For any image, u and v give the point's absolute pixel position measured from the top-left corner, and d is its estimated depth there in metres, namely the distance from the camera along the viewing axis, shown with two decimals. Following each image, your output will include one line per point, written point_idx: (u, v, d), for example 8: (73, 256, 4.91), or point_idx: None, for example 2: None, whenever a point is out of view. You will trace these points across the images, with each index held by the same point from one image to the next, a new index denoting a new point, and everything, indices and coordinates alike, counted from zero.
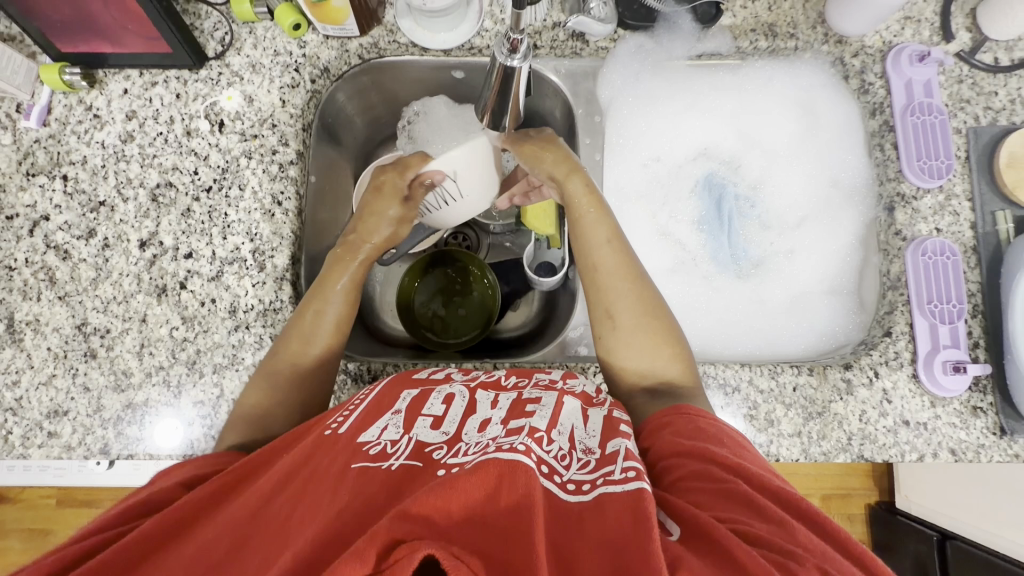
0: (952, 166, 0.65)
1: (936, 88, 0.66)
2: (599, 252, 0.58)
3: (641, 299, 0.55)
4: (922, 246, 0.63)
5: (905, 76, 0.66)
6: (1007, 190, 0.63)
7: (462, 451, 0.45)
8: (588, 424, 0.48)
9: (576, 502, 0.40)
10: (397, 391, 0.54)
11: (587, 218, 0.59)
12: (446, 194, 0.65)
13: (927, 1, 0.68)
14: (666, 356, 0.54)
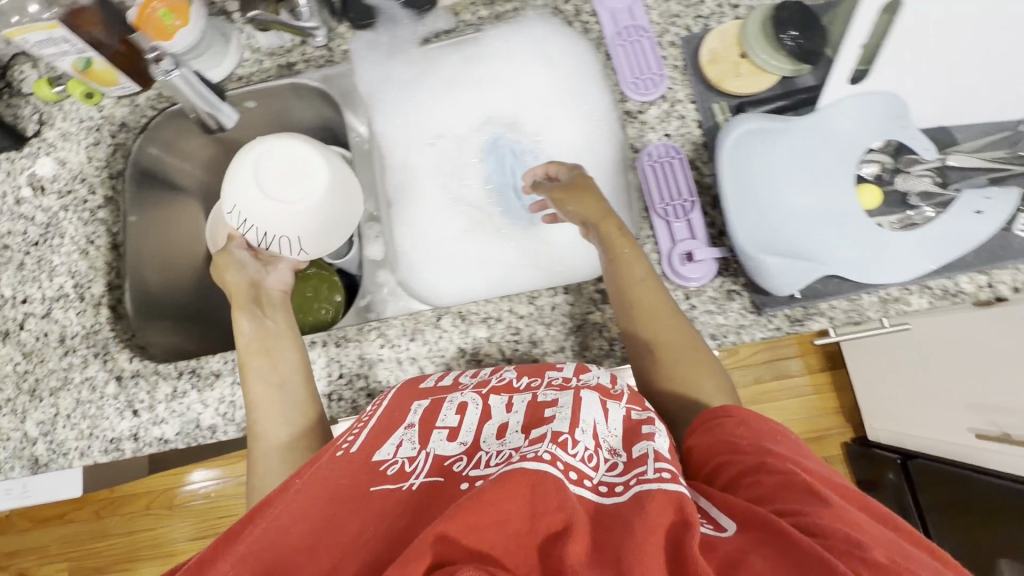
0: (665, 75, 0.70)
1: (639, 11, 0.72)
2: (632, 284, 0.61)
3: (693, 352, 0.59)
4: (648, 152, 0.67)
5: (608, 8, 0.72)
6: (715, 83, 0.67)
7: (483, 461, 0.49)
8: (609, 418, 0.53)
9: (612, 502, 0.45)
10: (407, 403, 0.59)
11: (626, 255, 0.62)
12: (241, 226, 0.71)
13: None
14: (709, 386, 0.58)
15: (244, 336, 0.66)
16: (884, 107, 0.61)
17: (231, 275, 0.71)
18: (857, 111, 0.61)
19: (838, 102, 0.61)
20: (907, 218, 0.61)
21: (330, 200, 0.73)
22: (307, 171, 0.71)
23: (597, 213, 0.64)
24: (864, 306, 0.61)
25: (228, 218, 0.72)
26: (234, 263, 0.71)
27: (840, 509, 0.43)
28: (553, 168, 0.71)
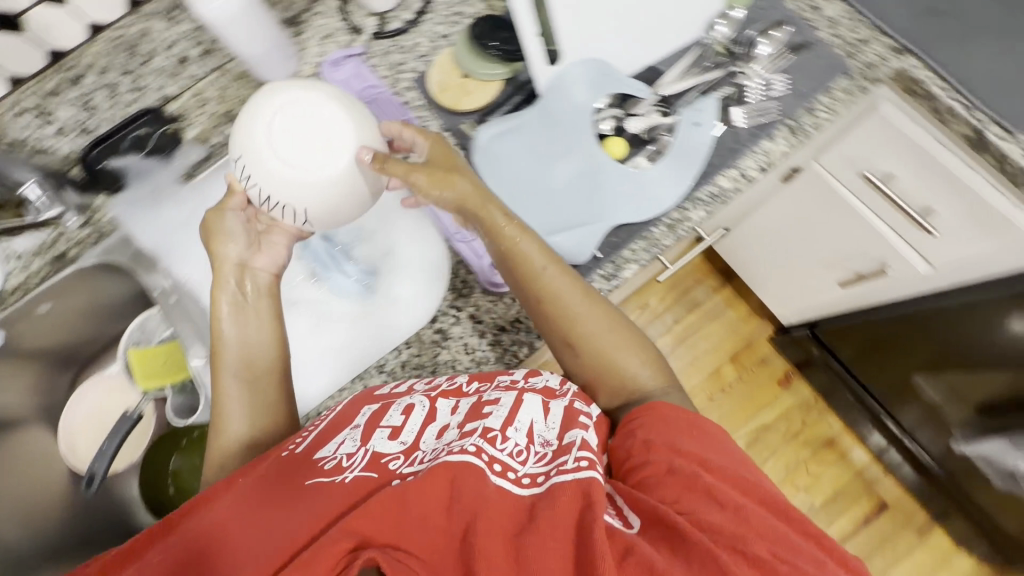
0: (411, 117, 0.72)
1: (367, 72, 0.75)
2: (538, 273, 0.58)
3: (614, 331, 0.60)
4: None
5: (338, 79, 0.74)
6: (452, 108, 0.71)
7: (417, 459, 0.50)
8: (548, 415, 0.52)
9: (529, 494, 0.46)
10: (358, 408, 0.57)
11: (520, 245, 0.58)
12: (245, 181, 0.56)
13: (330, 17, 0.78)
14: (636, 361, 0.60)
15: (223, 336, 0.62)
16: (595, 69, 0.67)
17: (224, 247, 0.62)
18: (579, 80, 0.68)
19: (559, 76, 0.67)
20: (654, 149, 0.67)
21: (349, 177, 0.55)
22: (348, 136, 0.54)
23: (465, 199, 0.58)
24: (657, 238, 0.65)
25: (235, 172, 0.56)
26: (234, 234, 0.62)
27: (738, 511, 0.45)
28: (418, 139, 0.61)
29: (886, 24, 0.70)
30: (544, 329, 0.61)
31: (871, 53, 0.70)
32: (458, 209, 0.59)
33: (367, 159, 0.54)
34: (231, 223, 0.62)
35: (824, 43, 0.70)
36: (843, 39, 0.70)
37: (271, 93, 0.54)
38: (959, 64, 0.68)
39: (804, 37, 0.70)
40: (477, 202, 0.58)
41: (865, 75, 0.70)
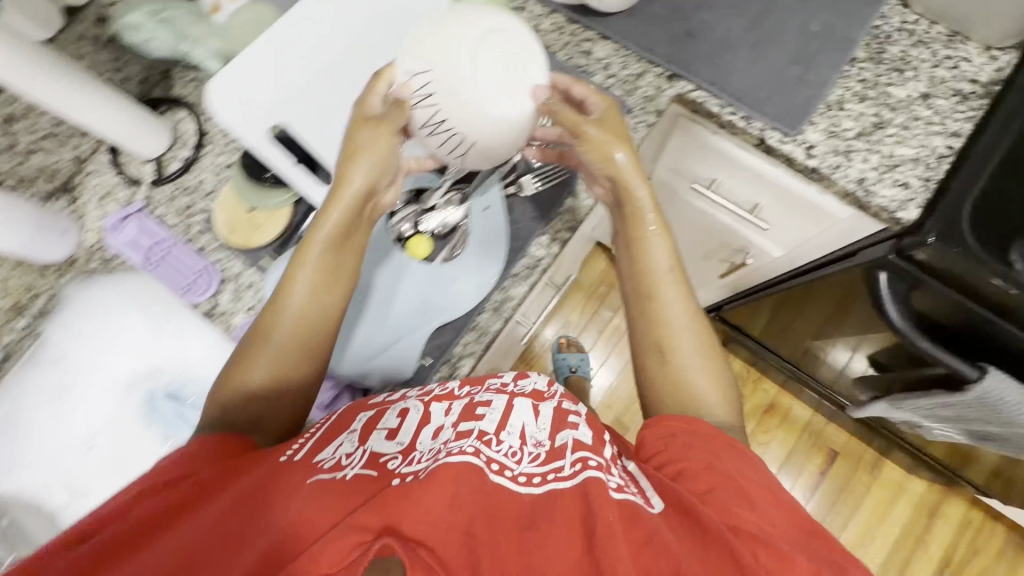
0: (210, 263, 0.69)
1: (154, 226, 0.70)
2: (659, 274, 0.58)
3: (704, 363, 0.57)
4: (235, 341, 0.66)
5: (124, 242, 0.70)
6: (247, 246, 0.66)
7: (416, 460, 0.46)
8: (539, 416, 0.51)
9: (527, 492, 0.44)
10: (353, 414, 0.54)
11: (653, 240, 0.59)
12: (420, 98, 0.52)
13: (105, 173, 0.73)
14: (714, 399, 0.56)
15: (322, 244, 0.53)
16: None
17: (359, 167, 0.52)
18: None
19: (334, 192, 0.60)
20: (453, 243, 0.64)
21: (516, 124, 0.51)
22: (524, 72, 0.51)
23: (620, 173, 0.57)
24: (486, 325, 0.65)
25: (403, 77, 0.53)
26: (369, 146, 0.53)
27: (760, 514, 0.44)
28: (588, 95, 0.59)
29: (650, 54, 0.70)
30: (644, 333, 0.58)
31: (645, 85, 0.70)
32: (610, 188, 0.60)
33: (539, 101, 0.52)
34: (375, 126, 0.53)
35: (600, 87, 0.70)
36: (617, 77, 0.71)
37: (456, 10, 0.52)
38: (728, 79, 0.69)
39: None
40: (632, 182, 0.57)
41: (646, 108, 0.70)
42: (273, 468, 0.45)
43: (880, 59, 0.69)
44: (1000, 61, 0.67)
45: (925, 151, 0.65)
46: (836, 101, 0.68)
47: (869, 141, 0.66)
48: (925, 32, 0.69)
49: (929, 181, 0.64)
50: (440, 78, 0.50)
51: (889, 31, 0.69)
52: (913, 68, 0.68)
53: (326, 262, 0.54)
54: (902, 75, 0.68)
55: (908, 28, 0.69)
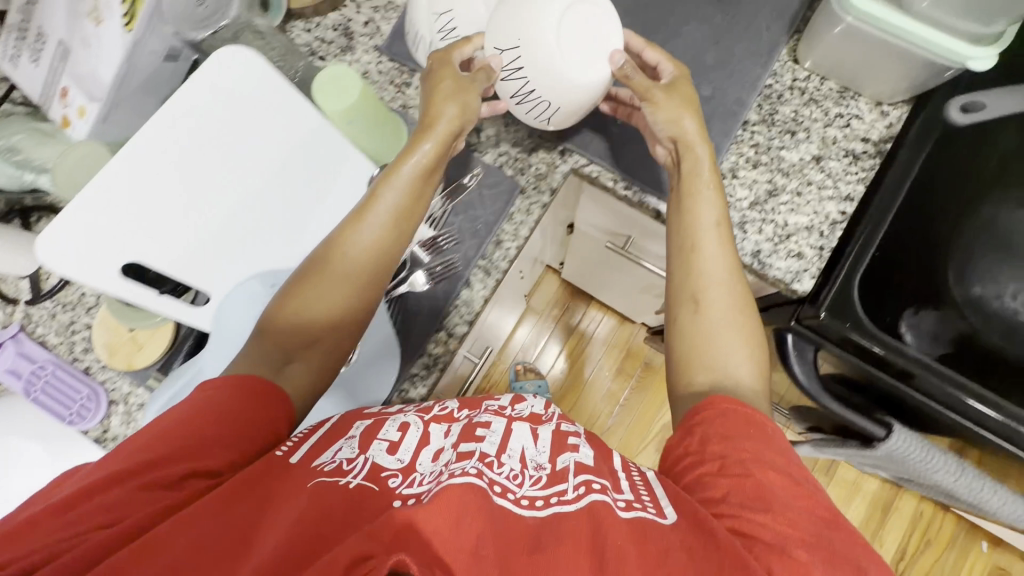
0: (95, 384, 0.65)
1: (33, 349, 0.67)
2: (699, 232, 0.57)
3: (737, 333, 0.55)
4: None
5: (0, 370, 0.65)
6: (129, 368, 0.63)
7: (416, 481, 0.45)
8: (538, 441, 0.51)
9: (532, 516, 0.43)
10: (349, 420, 0.53)
11: (700, 194, 0.58)
12: (509, 72, 0.58)
13: None
14: (744, 354, 0.54)
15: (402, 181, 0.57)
16: (261, 284, 0.61)
17: (451, 107, 0.57)
18: (251, 299, 0.60)
19: (219, 310, 0.60)
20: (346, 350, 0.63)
21: (596, 86, 0.59)
22: (605, 40, 0.58)
23: (683, 138, 0.59)
24: None
25: (485, 45, 0.59)
26: (461, 96, 0.58)
27: (788, 514, 0.42)
28: (652, 54, 0.62)
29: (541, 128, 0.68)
30: (702, 247, 0.57)
31: (538, 162, 0.68)
32: (671, 151, 0.61)
33: (616, 65, 0.59)
34: (455, 81, 0.58)
35: (490, 167, 0.67)
36: (508, 154, 0.68)
37: None
38: (621, 153, 0.67)
39: (468, 169, 0.68)
40: (695, 143, 0.59)
41: (539, 187, 0.67)
42: (282, 464, 0.47)
43: (772, 121, 0.67)
44: (891, 117, 0.66)
45: (818, 218, 0.64)
46: (729, 170, 0.66)
47: (763, 210, 0.65)
48: (816, 90, 0.68)
49: (822, 250, 0.63)
50: (531, 46, 0.56)
51: (780, 90, 0.68)
52: (805, 129, 0.67)
53: (383, 235, 0.57)
54: (794, 138, 0.67)
55: (799, 86, 0.68)
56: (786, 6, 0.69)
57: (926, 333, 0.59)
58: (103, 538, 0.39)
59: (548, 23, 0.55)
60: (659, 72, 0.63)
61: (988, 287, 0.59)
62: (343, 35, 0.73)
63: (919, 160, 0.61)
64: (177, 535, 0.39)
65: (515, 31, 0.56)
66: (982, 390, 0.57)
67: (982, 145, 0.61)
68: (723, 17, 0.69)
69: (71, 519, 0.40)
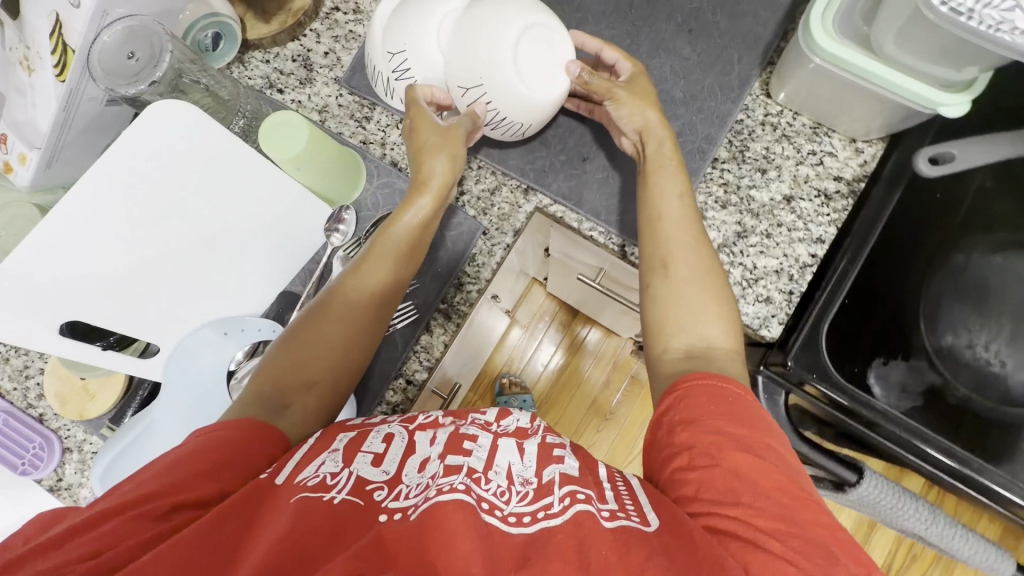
0: (48, 432, 0.64)
1: None
2: (664, 202, 0.56)
3: (701, 290, 0.53)
4: None
5: None
6: (81, 417, 0.62)
7: (403, 493, 0.43)
8: (524, 455, 0.46)
9: (519, 533, 0.40)
10: (332, 433, 0.48)
11: (664, 169, 0.57)
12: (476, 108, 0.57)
13: None
14: (710, 310, 0.52)
15: (396, 239, 0.56)
16: (214, 331, 0.59)
17: (442, 161, 0.56)
18: (202, 346, 0.59)
19: (169, 359, 0.58)
20: None
21: (557, 90, 0.57)
22: (556, 52, 0.56)
23: (647, 130, 0.59)
24: None
25: (448, 82, 0.57)
26: (449, 145, 0.56)
27: (783, 517, 0.40)
28: (610, 53, 0.62)
29: (506, 166, 0.66)
30: (668, 215, 0.56)
31: (501, 201, 0.66)
32: (636, 142, 0.60)
33: (573, 72, 0.57)
34: (440, 135, 0.56)
35: (452, 207, 0.66)
36: (471, 193, 0.66)
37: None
38: (585, 194, 0.65)
39: None
40: (656, 133, 0.58)
41: (502, 228, 0.65)
42: (269, 484, 0.43)
43: (742, 157, 0.65)
44: (866, 154, 0.63)
45: (788, 260, 0.62)
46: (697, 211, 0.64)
47: (731, 253, 0.63)
48: (788, 126, 0.65)
49: (792, 294, 0.62)
50: (489, 74, 0.54)
51: (751, 126, 0.66)
52: (777, 167, 0.65)
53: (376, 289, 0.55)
54: (765, 176, 0.64)
55: (771, 121, 0.66)
56: (759, 38, 0.67)
57: (894, 384, 0.59)
58: (86, 571, 0.35)
59: (503, 68, 0.54)
60: (616, 70, 0.63)
61: (959, 336, 0.59)
62: (303, 66, 0.69)
63: (894, 199, 0.60)
64: (160, 565, 0.36)
65: (469, 61, 0.55)
66: (951, 444, 0.56)
67: (950, 189, 0.60)
68: (693, 50, 0.67)
69: (61, 551, 0.36)
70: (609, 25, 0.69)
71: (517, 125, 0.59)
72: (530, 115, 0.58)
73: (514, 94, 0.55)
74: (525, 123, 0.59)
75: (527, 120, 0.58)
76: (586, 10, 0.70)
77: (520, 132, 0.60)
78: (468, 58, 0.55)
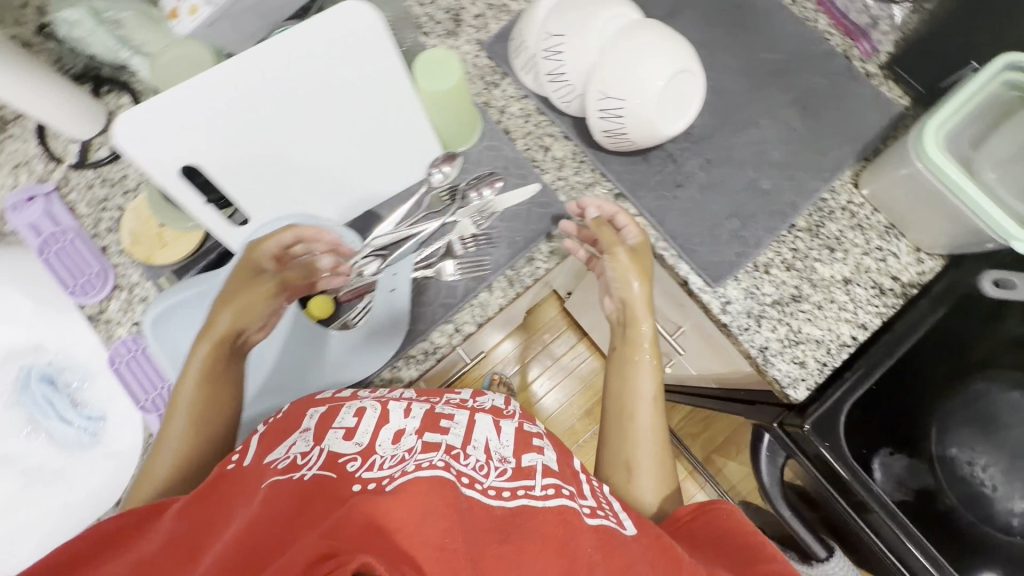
0: (108, 265, 0.66)
1: (63, 212, 0.67)
2: (636, 401, 0.61)
3: (660, 467, 0.59)
4: (111, 358, 0.65)
5: (23, 222, 0.66)
6: (147, 261, 0.64)
7: (378, 462, 0.44)
8: (501, 433, 0.52)
9: (500, 507, 0.43)
10: (302, 412, 0.54)
11: (638, 363, 0.62)
12: (606, 114, 0.62)
13: (27, 140, 0.69)
14: (660, 483, 0.59)
15: (219, 327, 0.56)
16: (298, 226, 0.62)
17: (225, 315, 0.56)
18: (284, 236, 0.61)
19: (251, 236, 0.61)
20: (357, 311, 0.64)
21: (671, 128, 0.63)
22: (685, 99, 0.62)
23: (630, 310, 0.63)
24: None
25: (591, 83, 0.61)
26: (243, 295, 0.56)
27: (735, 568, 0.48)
28: (622, 219, 0.65)
29: (605, 167, 0.70)
30: (640, 412, 0.60)
31: (591, 197, 0.70)
32: (618, 308, 0.65)
33: (685, 123, 0.63)
34: (248, 288, 0.57)
35: (546, 186, 0.70)
36: (566, 181, 0.70)
37: (644, 24, 0.60)
38: (670, 216, 0.69)
39: (524, 181, 0.69)
40: (636, 320, 0.63)
41: None
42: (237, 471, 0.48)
43: (817, 232, 0.70)
44: (925, 265, 0.68)
45: (830, 335, 0.67)
46: (763, 263, 0.69)
47: (783, 311, 0.68)
48: (865, 218, 0.71)
49: (825, 366, 0.66)
50: (634, 92, 0.59)
51: (834, 207, 0.71)
52: (845, 250, 0.70)
53: (213, 360, 0.56)
54: (831, 254, 0.69)
55: (852, 209, 0.71)
56: (861, 133, 0.72)
57: (893, 475, 0.63)
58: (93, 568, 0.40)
59: (652, 84, 0.59)
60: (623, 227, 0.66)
61: (963, 451, 0.64)
62: (452, 20, 0.74)
63: (937, 315, 0.65)
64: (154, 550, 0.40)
65: (617, 74, 0.59)
66: (931, 545, 0.60)
67: (992, 319, 0.65)
68: (801, 124, 0.73)
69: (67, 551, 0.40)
70: (733, 79, 0.74)
71: (628, 141, 0.64)
72: (644, 135, 0.63)
73: (646, 114, 0.60)
74: (636, 140, 0.63)
75: (639, 141, 0.63)
76: (716, 59, 0.75)
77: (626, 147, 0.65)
78: (614, 68, 0.59)
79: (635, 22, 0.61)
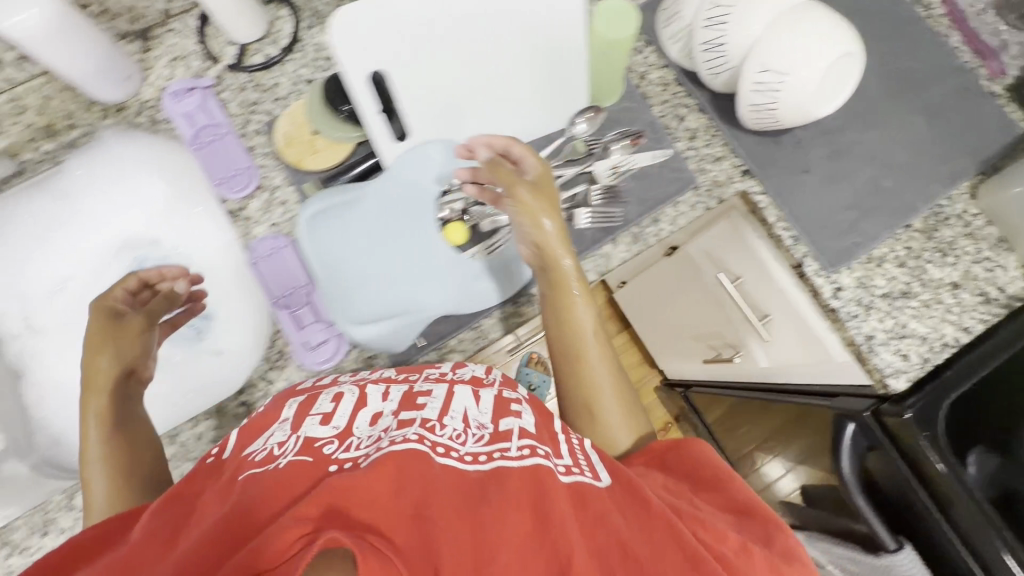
0: (254, 166, 0.68)
1: (216, 109, 0.70)
2: (581, 338, 0.59)
3: (624, 410, 0.58)
4: (252, 250, 0.66)
5: (178, 112, 0.69)
6: (297, 165, 0.67)
7: (354, 443, 0.46)
8: (479, 402, 0.52)
9: (475, 470, 0.44)
10: (282, 402, 0.55)
11: (574, 302, 0.59)
12: (762, 88, 0.64)
13: (185, 36, 0.71)
14: (628, 428, 0.58)
15: (105, 372, 0.57)
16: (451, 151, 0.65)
17: (103, 357, 0.57)
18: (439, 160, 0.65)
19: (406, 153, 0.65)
20: (491, 242, 0.64)
21: (821, 109, 0.65)
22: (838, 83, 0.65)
23: (545, 244, 0.58)
24: (486, 331, 0.65)
25: (753, 57, 0.63)
26: (117, 340, 0.58)
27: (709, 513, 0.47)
28: (519, 150, 0.61)
29: (738, 142, 0.72)
30: (587, 358, 0.58)
31: (720, 169, 0.72)
32: (536, 251, 0.59)
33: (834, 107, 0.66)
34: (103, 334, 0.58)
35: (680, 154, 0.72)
36: (698, 151, 0.73)
37: (815, 7, 0.62)
38: (794, 198, 0.72)
39: (661, 144, 0.72)
40: (556, 255, 0.58)
41: (712, 192, 0.72)
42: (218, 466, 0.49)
43: (931, 235, 0.72)
44: None
45: (934, 334, 0.69)
46: (876, 257, 0.71)
47: (891, 305, 0.70)
48: (979, 228, 0.73)
49: (926, 362, 0.69)
50: (798, 70, 0.61)
51: (950, 214, 0.73)
52: (956, 256, 0.72)
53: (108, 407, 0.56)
54: (943, 258, 0.72)
55: (966, 218, 0.73)
56: (983, 147, 0.75)
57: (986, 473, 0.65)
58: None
59: (817, 65, 0.61)
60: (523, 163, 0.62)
61: None
62: None
63: None
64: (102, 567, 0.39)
65: (784, 50, 0.61)
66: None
67: None
68: (926, 130, 0.75)
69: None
70: (866, 78, 0.77)
71: (775, 117, 0.66)
72: (795, 113, 0.65)
73: (803, 93, 0.63)
74: (783, 118, 0.66)
75: (788, 118, 0.66)
76: None
77: (770, 123, 0.68)
78: (782, 42, 0.61)
79: (805, 3, 0.63)
